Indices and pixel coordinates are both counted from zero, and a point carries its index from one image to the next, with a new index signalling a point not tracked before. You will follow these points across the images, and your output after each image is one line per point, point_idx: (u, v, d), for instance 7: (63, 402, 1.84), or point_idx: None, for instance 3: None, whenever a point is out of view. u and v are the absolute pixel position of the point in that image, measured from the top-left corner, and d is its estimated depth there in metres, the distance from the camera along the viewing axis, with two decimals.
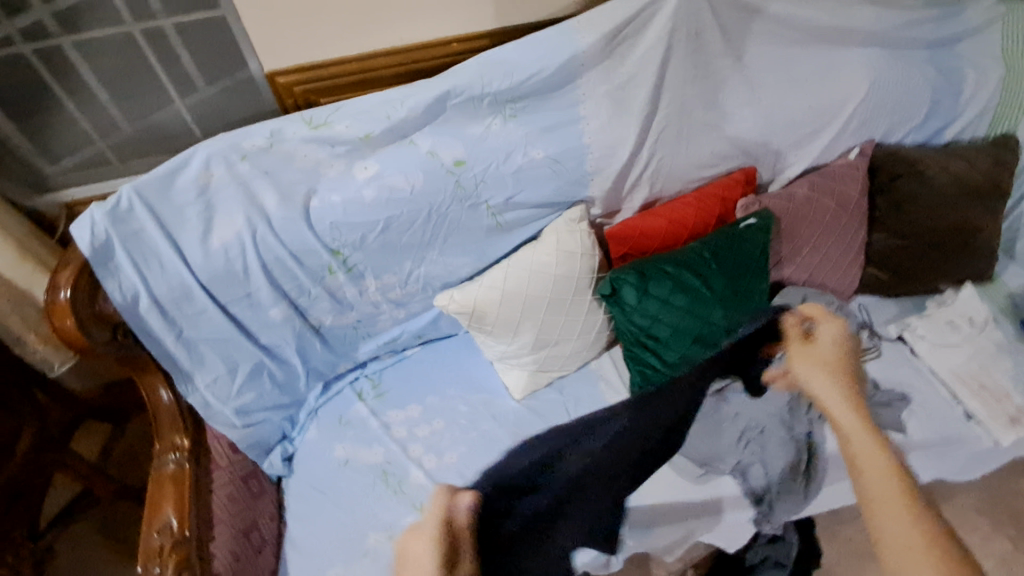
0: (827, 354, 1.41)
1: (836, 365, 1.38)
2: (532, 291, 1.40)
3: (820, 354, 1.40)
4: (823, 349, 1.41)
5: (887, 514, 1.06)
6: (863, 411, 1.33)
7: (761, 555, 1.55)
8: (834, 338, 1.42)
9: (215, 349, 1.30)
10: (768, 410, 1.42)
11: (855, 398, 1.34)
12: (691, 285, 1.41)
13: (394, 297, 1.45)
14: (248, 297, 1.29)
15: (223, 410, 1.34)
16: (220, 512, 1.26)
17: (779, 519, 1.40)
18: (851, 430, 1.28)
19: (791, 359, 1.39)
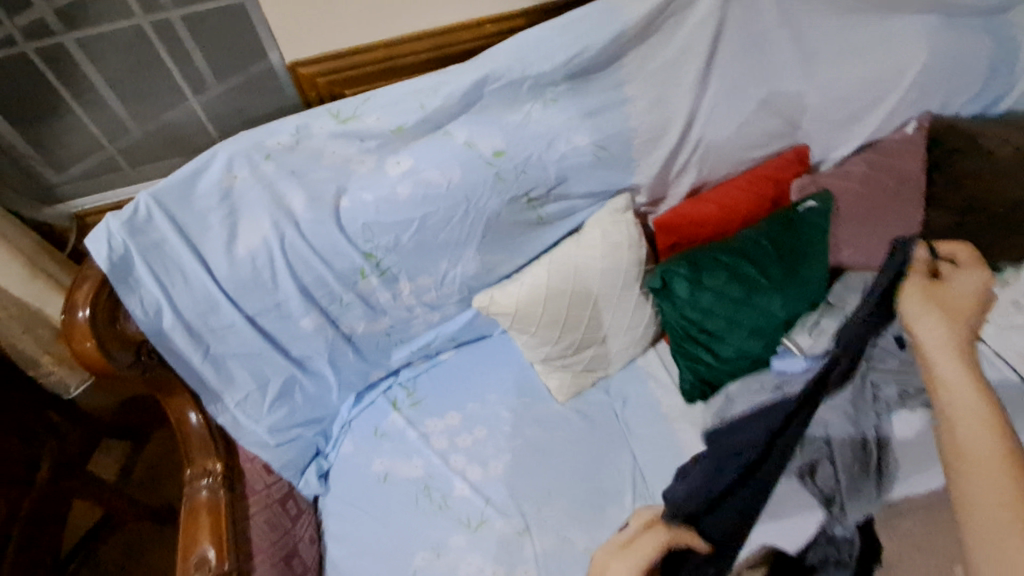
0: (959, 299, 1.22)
1: (957, 313, 1.17)
2: (578, 289, 1.31)
3: (950, 301, 1.19)
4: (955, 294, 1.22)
5: (979, 469, 0.91)
6: (971, 360, 1.11)
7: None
8: (965, 289, 1.22)
9: (245, 365, 1.21)
10: None
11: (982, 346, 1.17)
12: (748, 275, 1.30)
13: (429, 300, 1.36)
14: (278, 308, 1.20)
15: (256, 429, 1.26)
16: (260, 539, 1.18)
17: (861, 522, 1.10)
18: (976, 433, 0.97)
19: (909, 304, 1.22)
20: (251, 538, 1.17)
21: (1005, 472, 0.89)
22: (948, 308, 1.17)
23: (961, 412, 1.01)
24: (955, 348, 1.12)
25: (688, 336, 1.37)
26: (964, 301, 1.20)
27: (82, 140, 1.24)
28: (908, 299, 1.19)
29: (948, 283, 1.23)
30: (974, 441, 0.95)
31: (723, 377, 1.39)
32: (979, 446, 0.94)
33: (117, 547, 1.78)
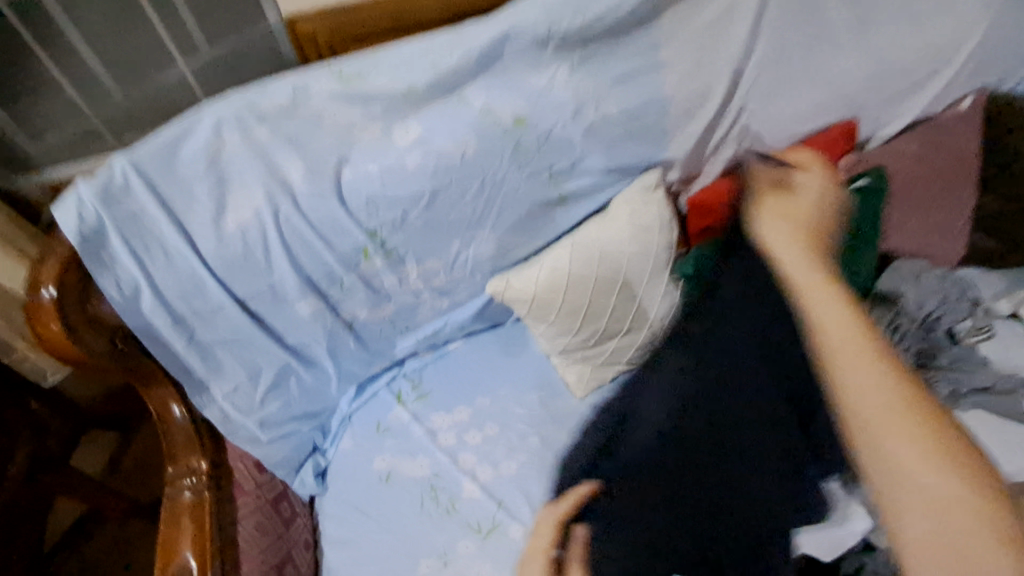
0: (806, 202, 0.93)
1: (799, 220, 0.89)
2: (602, 275, 1.18)
3: (793, 207, 0.91)
4: (804, 200, 0.93)
5: (887, 429, 0.71)
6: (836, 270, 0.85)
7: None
8: (811, 189, 0.95)
9: (235, 353, 1.09)
10: None
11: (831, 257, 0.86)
12: None
13: (437, 284, 1.24)
14: (271, 290, 1.08)
15: (246, 424, 1.14)
16: (248, 548, 1.07)
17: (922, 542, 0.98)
18: (808, 290, 0.82)
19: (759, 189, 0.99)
20: (239, 546, 1.06)
21: (911, 419, 0.71)
22: (798, 210, 0.90)
23: (796, 282, 0.84)
24: (824, 262, 0.85)
25: None
26: (799, 207, 0.92)
27: (62, 110, 1.09)
28: (758, 204, 0.95)
29: (795, 189, 0.95)
30: (851, 373, 0.75)
31: None
32: (841, 351, 0.77)
33: (103, 541, 1.68)
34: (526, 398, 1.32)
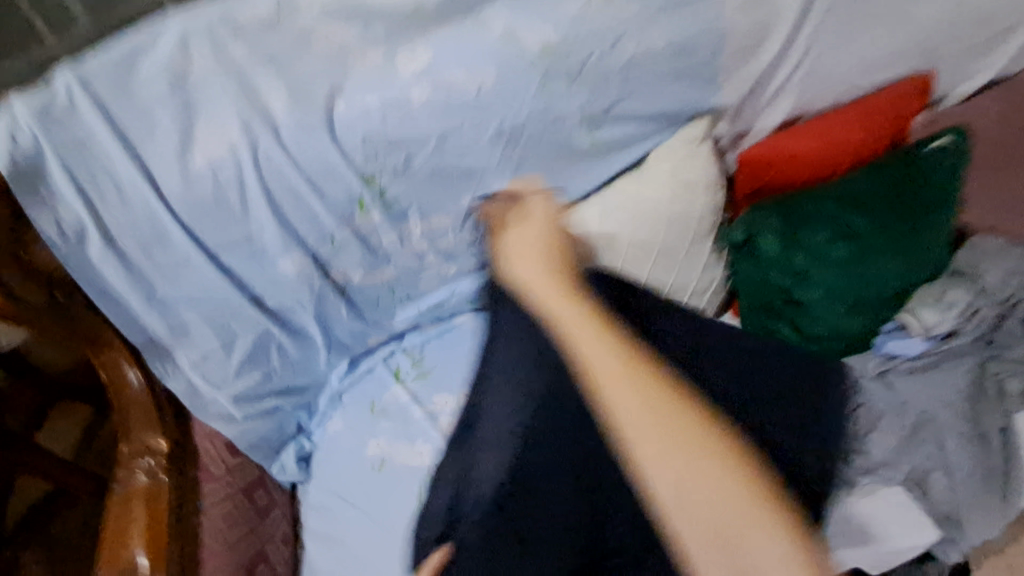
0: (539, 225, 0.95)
1: (531, 253, 0.92)
2: (637, 240, 1.01)
3: (521, 247, 0.93)
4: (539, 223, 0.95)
5: (678, 476, 0.72)
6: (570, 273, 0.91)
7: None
8: (536, 210, 0.96)
9: (205, 315, 0.92)
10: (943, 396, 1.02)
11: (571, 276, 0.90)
12: (854, 229, 1.01)
13: (444, 248, 1.07)
14: (248, 242, 0.91)
15: (216, 399, 0.98)
16: (213, 544, 0.92)
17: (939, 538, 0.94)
18: (575, 328, 0.84)
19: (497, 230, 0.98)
20: (202, 543, 0.91)
21: (705, 455, 0.73)
22: (529, 245, 0.92)
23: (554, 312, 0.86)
24: (567, 288, 0.88)
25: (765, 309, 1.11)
26: (526, 235, 0.94)
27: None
28: (505, 266, 0.94)
29: (527, 212, 0.97)
30: (633, 412, 0.76)
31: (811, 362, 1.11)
32: (622, 413, 0.76)
33: (74, 518, 1.53)
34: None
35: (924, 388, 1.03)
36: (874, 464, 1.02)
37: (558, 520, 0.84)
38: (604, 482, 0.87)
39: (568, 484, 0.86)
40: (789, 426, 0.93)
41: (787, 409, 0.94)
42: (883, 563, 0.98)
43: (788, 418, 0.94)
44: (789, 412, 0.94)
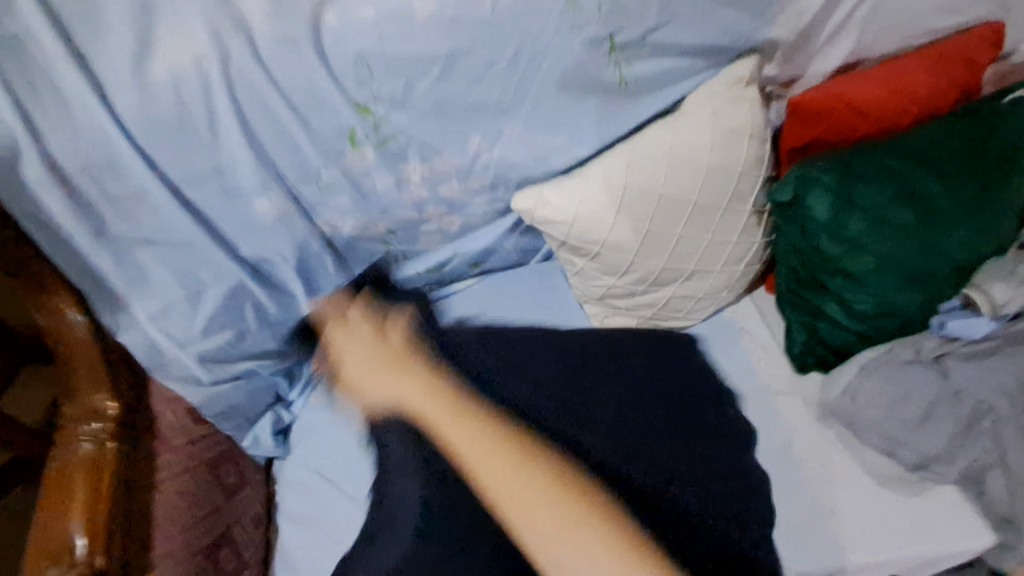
0: (364, 337, 0.91)
1: (380, 359, 0.87)
2: (670, 195, 0.89)
3: (362, 358, 0.88)
4: (360, 334, 0.91)
5: (546, 534, 0.66)
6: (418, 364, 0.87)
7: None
8: (350, 339, 0.92)
9: (164, 260, 0.81)
10: (1003, 384, 0.89)
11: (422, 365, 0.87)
12: (921, 192, 0.88)
13: (446, 196, 0.94)
14: (218, 176, 0.78)
15: (180, 359, 0.84)
16: (168, 525, 0.80)
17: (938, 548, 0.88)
18: (425, 410, 0.80)
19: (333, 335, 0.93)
20: (155, 523, 0.79)
21: (561, 500, 0.69)
22: (360, 356, 0.88)
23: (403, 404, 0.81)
24: (425, 386, 0.83)
25: (808, 281, 0.98)
26: (360, 350, 0.89)
27: None
28: (347, 374, 0.89)
29: (348, 329, 0.92)
30: (478, 458, 0.72)
31: (856, 342, 0.99)
32: (481, 469, 0.71)
33: None
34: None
35: (984, 374, 0.90)
36: (924, 460, 0.93)
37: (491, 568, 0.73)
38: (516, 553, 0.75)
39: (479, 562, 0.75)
40: (677, 447, 0.88)
41: (670, 435, 0.89)
42: (927, 565, 0.92)
43: (677, 441, 0.88)
44: (673, 437, 0.89)
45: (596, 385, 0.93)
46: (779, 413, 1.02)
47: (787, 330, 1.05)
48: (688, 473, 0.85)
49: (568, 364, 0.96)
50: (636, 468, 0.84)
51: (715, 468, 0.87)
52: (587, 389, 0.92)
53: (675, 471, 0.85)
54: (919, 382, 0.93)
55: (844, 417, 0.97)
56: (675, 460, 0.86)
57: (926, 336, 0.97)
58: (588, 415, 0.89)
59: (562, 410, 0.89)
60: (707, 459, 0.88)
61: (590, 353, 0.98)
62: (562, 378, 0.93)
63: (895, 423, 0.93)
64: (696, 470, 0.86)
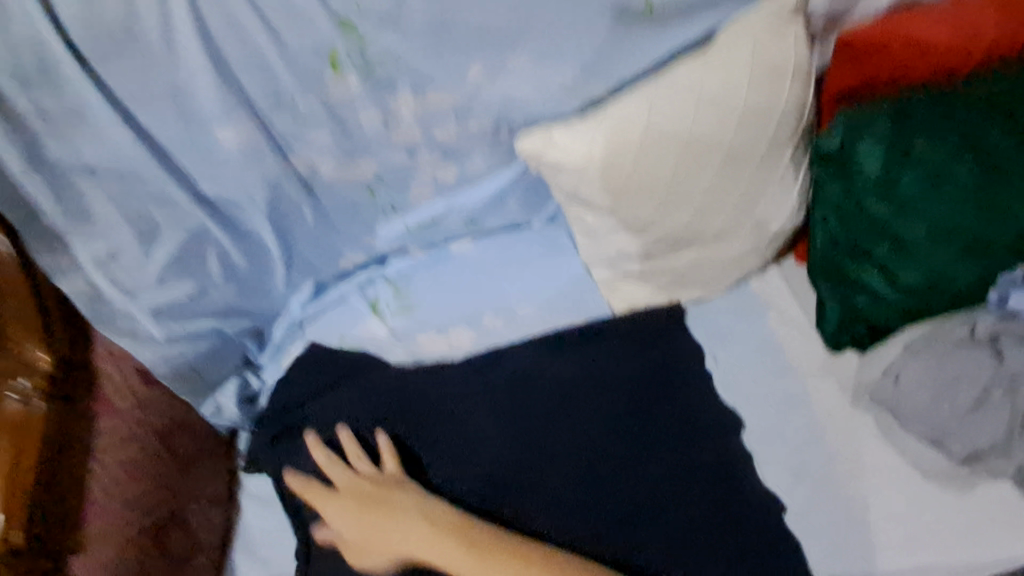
0: (349, 490, 0.78)
1: (369, 512, 0.76)
2: (695, 140, 0.78)
3: (357, 528, 0.76)
4: (341, 485, 0.78)
5: None
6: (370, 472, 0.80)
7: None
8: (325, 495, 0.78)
9: (111, 197, 0.69)
10: None
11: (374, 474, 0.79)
12: (990, 145, 0.76)
13: (442, 139, 0.83)
14: (173, 97, 0.66)
15: (130, 309, 0.75)
16: (104, 503, 0.69)
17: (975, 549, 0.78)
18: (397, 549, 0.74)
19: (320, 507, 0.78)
20: (86, 501, 0.68)
21: None
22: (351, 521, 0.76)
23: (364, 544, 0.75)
24: (390, 505, 0.76)
25: (844, 247, 0.87)
26: (343, 510, 0.77)
27: None
28: (334, 523, 0.77)
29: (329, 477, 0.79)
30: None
31: (895, 318, 0.88)
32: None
33: None
34: (550, 325, 0.96)
35: None
36: (974, 452, 0.80)
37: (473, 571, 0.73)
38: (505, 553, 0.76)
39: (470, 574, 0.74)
40: (657, 479, 0.83)
41: (647, 464, 0.84)
42: None
43: (655, 471, 0.83)
44: (651, 466, 0.84)
45: (568, 409, 0.87)
46: (808, 396, 0.91)
47: (819, 303, 0.94)
48: (667, 505, 0.81)
49: (536, 383, 0.89)
50: (606, 510, 0.81)
51: (700, 495, 0.82)
52: (556, 417, 0.87)
53: (652, 506, 0.81)
54: (970, 364, 0.80)
55: (884, 402, 0.85)
56: (651, 492, 0.82)
57: (982, 311, 0.84)
58: (554, 448, 0.84)
59: (525, 445, 0.84)
60: (692, 485, 0.83)
61: (558, 363, 0.91)
62: (531, 407, 0.87)
63: (942, 411, 0.81)
64: (676, 499, 0.82)
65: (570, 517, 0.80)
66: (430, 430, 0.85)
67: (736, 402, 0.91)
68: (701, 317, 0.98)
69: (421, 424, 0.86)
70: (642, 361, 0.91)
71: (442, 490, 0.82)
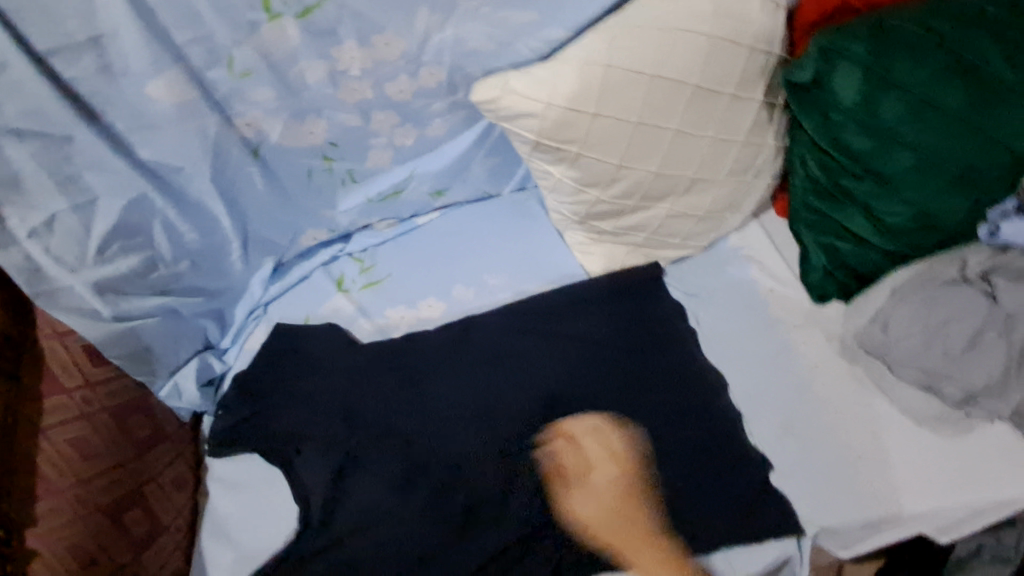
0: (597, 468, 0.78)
1: (610, 509, 0.75)
2: (665, 76, 0.73)
3: (595, 512, 0.75)
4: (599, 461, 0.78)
5: None
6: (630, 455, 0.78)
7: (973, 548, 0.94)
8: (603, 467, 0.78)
9: (41, 160, 0.65)
10: None
11: (619, 456, 0.78)
12: (975, 66, 0.72)
13: (395, 94, 0.78)
14: (96, 48, 0.62)
15: (71, 286, 0.70)
16: (57, 477, 0.65)
17: (970, 497, 0.76)
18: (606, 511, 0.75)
19: (563, 458, 0.78)
20: (40, 472, 0.64)
21: None
22: (601, 502, 0.75)
23: (580, 492, 0.76)
24: (621, 481, 0.77)
25: (830, 192, 0.83)
26: (599, 494, 0.76)
27: None
28: (552, 476, 0.77)
29: (598, 455, 0.78)
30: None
31: (885, 264, 0.84)
32: None
33: None
34: (522, 293, 0.91)
35: None
36: (971, 395, 0.77)
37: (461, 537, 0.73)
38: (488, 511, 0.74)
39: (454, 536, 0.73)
40: (639, 438, 0.79)
41: (629, 423, 0.80)
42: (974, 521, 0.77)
43: (637, 430, 0.80)
44: (634, 420, 0.80)
45: (547, 371, 0.83)
46: (797, 350, 0.86)
47: (803, 253, 0.90)
48: (651, 464, 0.78)
49: (514, 347, 0.85)
50: (593, 457, 0.78)
51: (684, 454, 0.78)
52: (534, 380, 0.83)
53: (633, 465, 0.77)
54: (962, 305, 0.76)
55: (872, 349, 0.82)
56: (634, 450, 0.78)
57: (975, 249, 0.80)
58: (531, 410, 0.81)
59: (502, 408, 0.81)
60: (676, 443, 0.79)
61: (545, 315, 0.87)
62: (510, 358, 0.84)
63: (934, 354, 0.77)
64: (660, 458, 0.78)
65: (548, 478, 0.76)
66: (409, 387, 0.82)
67: (722, 361, 0.87)
68: (678, 275, 0.93)
69: (396, 391, 0.81)
70: (625, 318, 0.87)
71: (417, 443, 0.78)
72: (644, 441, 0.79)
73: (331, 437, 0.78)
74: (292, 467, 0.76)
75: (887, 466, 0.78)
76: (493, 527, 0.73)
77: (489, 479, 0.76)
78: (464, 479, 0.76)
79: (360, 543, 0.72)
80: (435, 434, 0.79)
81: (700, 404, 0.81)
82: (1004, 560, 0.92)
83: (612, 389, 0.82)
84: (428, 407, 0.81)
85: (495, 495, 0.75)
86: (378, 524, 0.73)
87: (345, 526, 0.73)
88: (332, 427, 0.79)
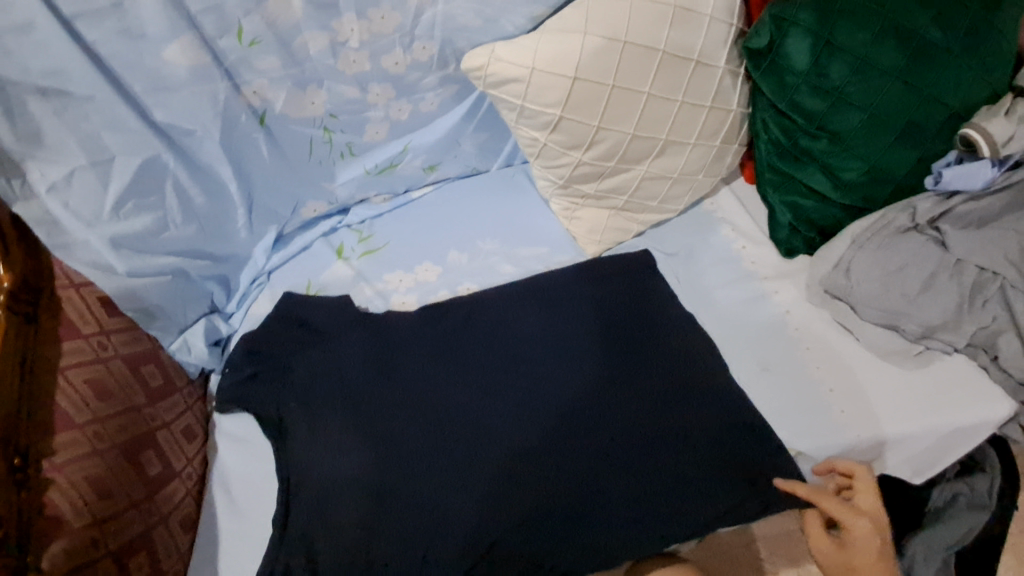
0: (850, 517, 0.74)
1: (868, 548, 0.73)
2: (636, 42, 0.81)
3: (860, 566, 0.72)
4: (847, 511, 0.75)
5: None
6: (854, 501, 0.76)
7: (948, 498, 1.01)
8: (851, 512, 0.75)
9: (64, 119, 0.69)
10: (999, 244, 0.82)
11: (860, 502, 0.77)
12: (908, 28, 0.81)
13: (391, 65, 0.85)
14: (117, 12, 0.67)
15: (88, 240, 0.74)
16: (75, 413, 0.68)
17: (939, 422, 0.82)
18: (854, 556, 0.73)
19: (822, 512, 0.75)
20: (57, 408, 0.67)
21: None
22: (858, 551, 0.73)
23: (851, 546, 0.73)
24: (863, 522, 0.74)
25: (791, 153, 0.91)
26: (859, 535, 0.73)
27: None
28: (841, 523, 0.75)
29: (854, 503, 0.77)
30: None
31: (843, 216, 0.92)
32: None
33: None
34: (531, 273, 0.96)
35: (983, 241, 0.83)
36: (929, 329, 0.84)
37: (452, 507, 0.75)
38: (475, 481, 0.77)
39: (444, 506, 0.75)
40: (645, 417, 0.82)
41: (634, 405, 0.83)
42: (945, 444, 0.84)
43: (643, 411, 0.82)
44: (622, 392, 0.84)
45: (553, 358, 0.86)
46: (770, 298, 0.93)
47: (769, 212, 0.97)
48: (651, 435, 0.81)
49: (517, 332, 0.88)
50: (584, 429, 0.81)
51: (678, 421, 0.82)
52: (536, 361, 0.86)
53: (640, 448, 0.80)
54: (917, 250, 0.85)
55: (838, 294, 0.89)
56: (642, 433, 0.81)
57: (923, 196, 0.87)
58: (534, 392, 0.83)
59: (500, 387, 0.84)
60: (680, 421, 0.82)
61: (535, 300, 0.91)
62: (499, 337, 0.88)
63: (894, 295, 0.85)
64: (657, 427, 0.81)
65: (547, 454, 0.79)
66: (405, 365, 0.84)
67: (701, 312, 0.93)
68: (657, 238, 1.00)
69: (402, 373, 0.84)
70: (624, 296, 0.91)
71: (409, 415, 0.81)
72: (636, 410, 0.82)
73: (327, 403, 0.81)
74: (292, 423, 0.80)
75: (858, 399, 0.84)
76: (479, 496, 0.76)
77: (492, 458, 0.78)
78: (455, 449, 0.79)
79: (359, 514, 0.74)
80: (427, 406, 0.82)
81: (690, 369, 0.86)
82: (981, 506, 0.98)
83: (602, 363, 0.86)
84: (422, 380, 0.83)
85: (497, 471, 0.78)
86: (373, 489, 0.76)
87: (347, 496, 0.76)
88: (330, 397, 0.82)
